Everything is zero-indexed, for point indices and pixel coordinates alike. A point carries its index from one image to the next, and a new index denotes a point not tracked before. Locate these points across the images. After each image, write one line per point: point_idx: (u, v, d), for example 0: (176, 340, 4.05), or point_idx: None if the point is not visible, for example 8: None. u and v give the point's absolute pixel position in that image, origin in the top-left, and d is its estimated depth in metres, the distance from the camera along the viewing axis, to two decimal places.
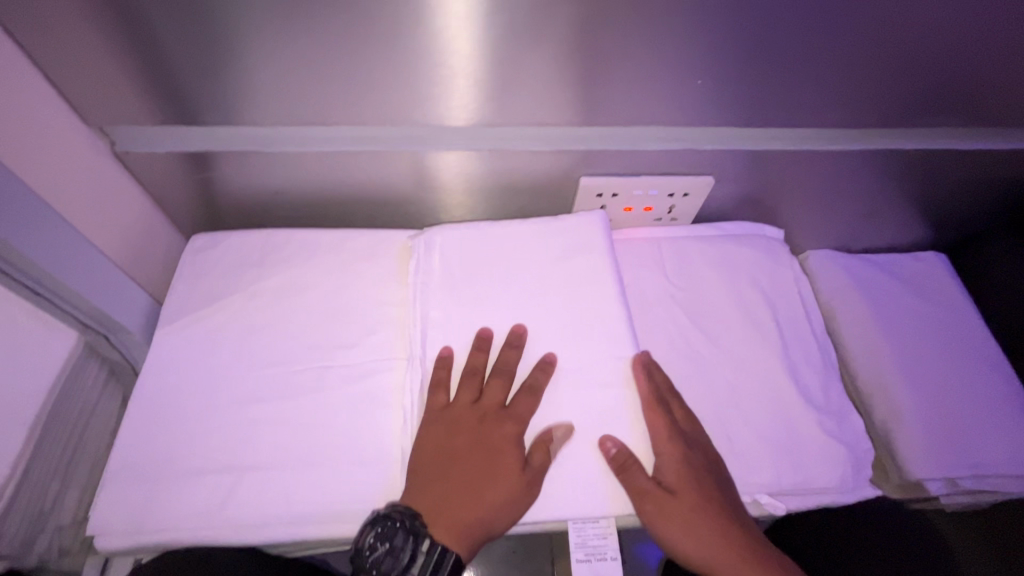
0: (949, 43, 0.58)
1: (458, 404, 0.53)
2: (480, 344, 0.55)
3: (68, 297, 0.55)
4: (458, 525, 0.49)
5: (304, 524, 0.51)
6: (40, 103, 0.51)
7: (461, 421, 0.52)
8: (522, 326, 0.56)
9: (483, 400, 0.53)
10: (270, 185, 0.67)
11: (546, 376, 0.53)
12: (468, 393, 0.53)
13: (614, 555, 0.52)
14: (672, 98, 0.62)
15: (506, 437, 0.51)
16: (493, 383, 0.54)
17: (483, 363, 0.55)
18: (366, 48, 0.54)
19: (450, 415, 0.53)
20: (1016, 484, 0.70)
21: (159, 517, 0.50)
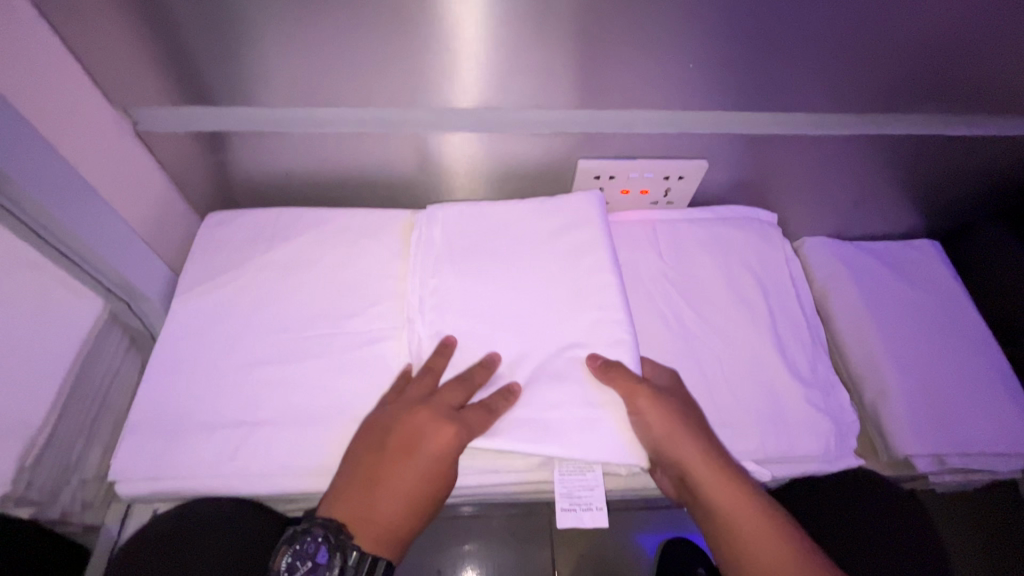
0: (934, 29, 0.60)
1: (403, 400, 0.54)
2: (442, 350, 0.56)
3: (93, 264, 0.59)
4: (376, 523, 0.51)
5: (310, 476, 0.54)
6: (69, 82, 0.55)
7: (398, 419, 0.53)
8: (496, 355, 0.56)
9: (435, 398, 0.53)
10: (281, 165, 0.71)
11: (507, 403, 0.53)
12: (419, 391, 0.54)
13: (599, 506, 0.54)
14: (666, 82, 0.64)
15: (441, 438, 0.51)
16: (447, 387, 0.54)
17: (444, 368, 0.55)
18: (375, 32, 0.57)
19: (394, 410, 0.54)
20: (1002, 463, 0.72)
21: (174, 466, 0.54)
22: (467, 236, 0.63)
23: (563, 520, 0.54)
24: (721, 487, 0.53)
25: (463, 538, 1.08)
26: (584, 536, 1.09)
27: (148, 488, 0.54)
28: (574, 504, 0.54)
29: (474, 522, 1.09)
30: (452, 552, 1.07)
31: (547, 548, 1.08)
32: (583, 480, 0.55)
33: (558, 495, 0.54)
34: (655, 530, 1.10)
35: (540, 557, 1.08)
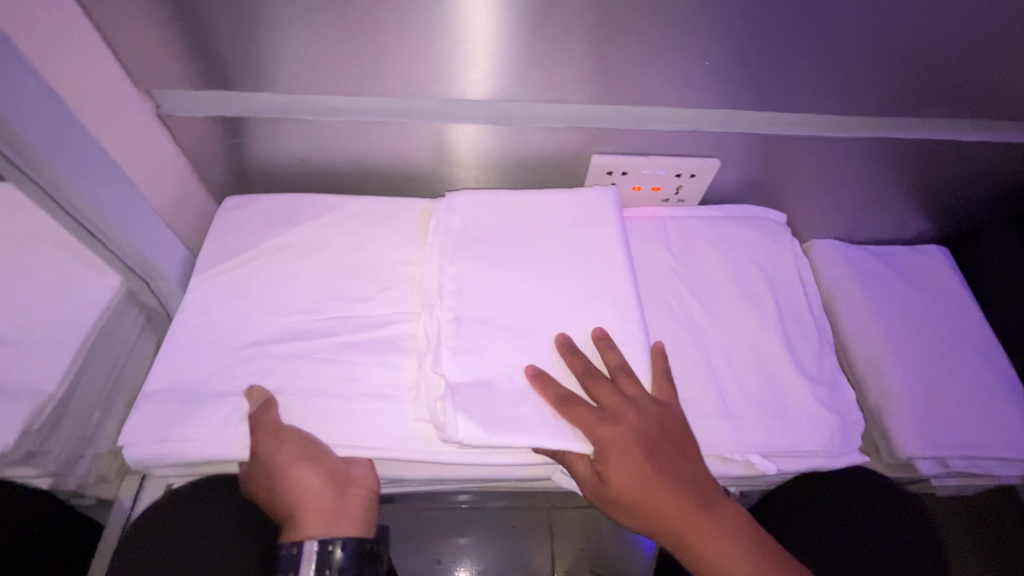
0: (948, 35, 0.61)
1: (259, 477, 0.54)
2: (252, 422, 0.54)
3: (118, 243, 0.61)
4: (340, 523, 0.53)
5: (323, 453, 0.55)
6: (98, 63, 0.56)
7: (271, 483, 0.53)
8: (256, 388, 0.56)
9: (259, 457, 0.53)
10: (298, 152, 0.72)
11: (267, 410, 0.54)
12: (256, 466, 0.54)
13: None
14: (682, 79, 0.65)
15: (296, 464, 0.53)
16: (256, 441, 0.53)
17: (254, 431, 0.53)
18: (395, 21, 0.58)
19: (268, 482, 0.53)
20: (1005, 467, 0.73)
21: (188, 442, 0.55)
22: (480, 225, 0.65)
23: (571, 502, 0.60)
24: (698, 527, 0.52)
25: (462, 529, 1.09)
26: (583, 531, 1.10)
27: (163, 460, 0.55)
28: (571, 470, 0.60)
29: (473, 514, 1.10)
30: (449, 543, 1.08)
31: (545, 543, 1.09)
32: None
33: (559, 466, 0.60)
34: None
35: (538, 552, 1.08)
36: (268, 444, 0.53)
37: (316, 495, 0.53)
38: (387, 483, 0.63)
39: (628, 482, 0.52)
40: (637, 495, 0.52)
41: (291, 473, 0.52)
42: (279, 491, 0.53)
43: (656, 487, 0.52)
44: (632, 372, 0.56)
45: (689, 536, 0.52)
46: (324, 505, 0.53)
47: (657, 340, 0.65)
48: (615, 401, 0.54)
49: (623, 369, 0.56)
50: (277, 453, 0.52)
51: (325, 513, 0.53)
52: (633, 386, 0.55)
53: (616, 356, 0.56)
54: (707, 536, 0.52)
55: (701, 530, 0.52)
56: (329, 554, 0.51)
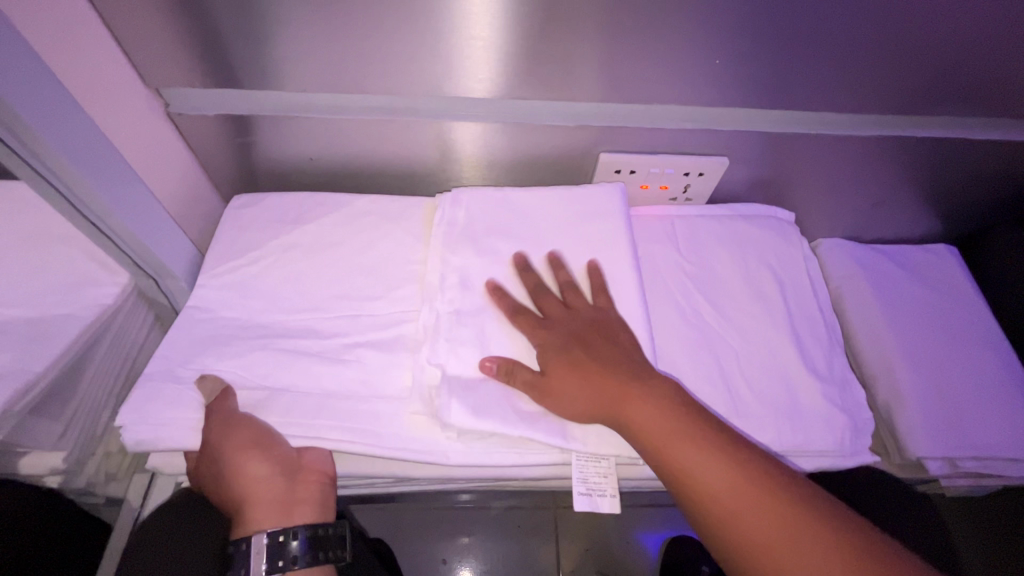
0: (960, 33, 0.60)
1: (206, 469, 0.53)
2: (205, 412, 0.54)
3: (130, 243, 0.61)
4: (291, 510, 0.53)
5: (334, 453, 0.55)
6: (107, 61, 0.56)
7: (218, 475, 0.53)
8: (205, 380, 0.56)
9: (207, 447, 0.53)
10: (306, 150, 0.72)
11: (218, 400, 0.54)
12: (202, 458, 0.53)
13: (611, 493, 0.56)
14: (691, 77, 0.65)
15: (244, 452, 0.52)
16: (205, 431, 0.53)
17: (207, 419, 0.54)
18: (404, 20, 0.57)
19: (216, 474, 0.53)
20: (1016, 468, 0.72)
21: None
22: (488, 223, 0.64)
23: (578, 503, 0.55)
24: (636, 399, 0.51)
25: (466, 528, 1.09)
26: (587, 532, 1.10)
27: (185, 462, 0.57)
28: (588, 490, 0.56)
29: (477, 513, 1.10)
30: (454, 542, 1.08)
31: (550, 543, 1.09)
32: (598, 469, 0.56)
33: (576, 483, 0.55)
34: (659, 528, 1.10)
35: (543, 550, 1.08)
36: (216, 436, 0.52)
37: (264, 486, 0.53)
38: (395, 482, 0.63)
39: (563, 379, 0.53)
40: (577, 392, 0.52)
41: (240, 461, 0.52)
42: (227, 485, 0.53)
43: (588, 375, 0.53)
44: (578, 285, 0.60)
45: (629, 415, 0.51)
46: (275, 494, 0.53)
47: (665, 338, 0.65)
48: (558, 311, 0.58)
49: (573, 286, 0.59)
50: (223, 448, 0.52)
51: (276, 503, 0.53)
52: (578, 299, 0.58)
53: (566, 273, 0.60)
54: (645, 409, 0.51)
55: (634, 399, 0.51)
56: (283, 546, 0.51)
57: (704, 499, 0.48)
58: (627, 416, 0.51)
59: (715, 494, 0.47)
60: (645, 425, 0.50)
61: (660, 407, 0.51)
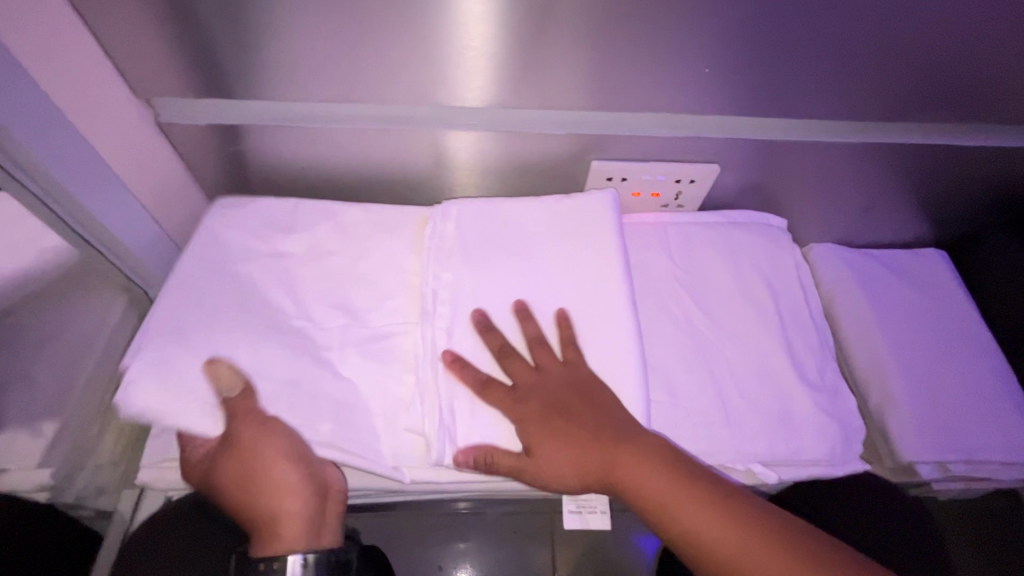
0: (946, 41, 0.61)
1: (227, 469, 0.54)
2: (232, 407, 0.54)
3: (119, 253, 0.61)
4: (308, 523, 0.55)
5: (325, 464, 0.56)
6: (95, 71, 0.56)
7: (245, 474, 0.54)
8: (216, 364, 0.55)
9: (236, 445, 0.54)
10: (297, 159, 0.71)
11: (245, 400, 0.54)
12: (231, 462, 0.54)
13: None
14: (681, 85, 0.65)
15: (277, 458, 0.54)
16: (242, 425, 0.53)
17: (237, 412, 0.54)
18: (393, 29, 0.57)
19: (240, 474, 0.54)
20: (1006, 471, 0.73)
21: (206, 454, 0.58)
22: (480, 232, 0.64)
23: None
24: (633, 468, 0.53)
25: (463, 536, 1.09)
26: (583, 537, 1.10)
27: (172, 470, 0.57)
28: None
29: (473, 520, 1.10)
30: (451, 550, 1.07)
31: (546, 549, 1.09)
32: None
33: (567, 501, 0.59)
34: (656, 533, 1.10)
35: (540, 557, 1.08)
36: (249, 437, 0.53)
37: (293, 506, 0.55)
38: (388, 493, 0.63)
39: (555, 448, 0.54)
40: (564, 460, 0.54)
41: (272, 466, 0.54)
42: (252, 488, 0.54)
43: (575, 441, 0.54)
44: (545, 342, 0.58)
45: (626, 479, 0.53)
46: (298, 504, 0.55)
47: (657, 346, 0.65)
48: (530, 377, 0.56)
49: (541, 340, 0.58)
50: (257, 449, 0.53)
51: (296, 513, 0.55)
52: (547, 357, 0.57)
53: (534, 326, 0.59)
54: (642, 474, 0.53)
55: (625, 463, 0.53)
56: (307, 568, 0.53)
57: (704, 559, 0.51)
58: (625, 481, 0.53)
59: (712, 556, 0.50)
60: (643, 490, 0.52)
61: (656, 472, 0.52)
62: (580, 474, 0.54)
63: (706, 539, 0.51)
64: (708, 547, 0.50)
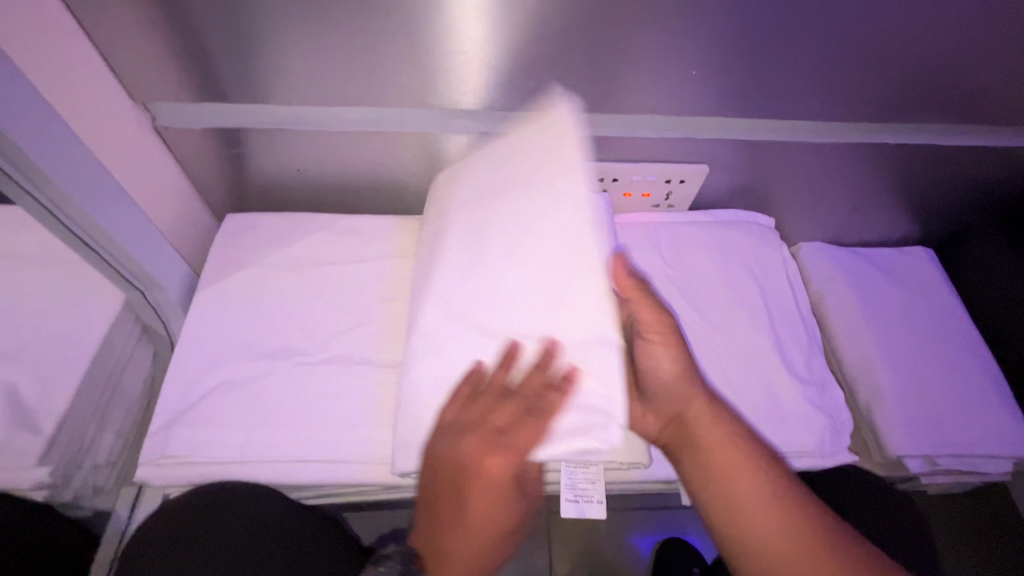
0: (927, 43, 0.62)
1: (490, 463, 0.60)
2: (505, 359, 0.59)
3: (117, 255, 0.62)
4: (484, 526, 0.61)
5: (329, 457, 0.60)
6: (92, 76, 0.57)
7: (473, 455, 0.59)
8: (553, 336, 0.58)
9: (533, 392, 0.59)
10: (293, 162, 0.72)
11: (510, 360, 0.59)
12: (502, 416, 0.60)
13: (599, 498, 0.59)
14: (670, 87, 0.66)
15: (500, 462, 0.60)
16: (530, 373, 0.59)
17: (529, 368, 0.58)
18: (388, 33, 0.59)
19: (476, 465, 0.59)
20: (993, 464, 0.74)
21: (204, 452, 0.58)
22: (474, 232, 0.66)
23: (567, 510, 0.60)
24: (713, 430, 0.60)
25: None
26: (580, 536, 1.10)
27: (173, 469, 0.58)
28: (576, 496, 0.60)
29: None
30: None
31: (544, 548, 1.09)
32: (585, 475, 0.60)
33: (564, 490, 0.59)
34: (652, 531, 1.11)
35: (538, 556, 1.08)
36: (489, 415, 0.60)
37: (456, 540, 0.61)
38: (384, 490, 0.64)
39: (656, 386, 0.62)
40: (670, 366, 0.61)
41: (491, 462, 0.60)
42: (463, 478, 0.60)
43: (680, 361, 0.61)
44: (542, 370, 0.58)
45: (706, 442, 0.60)
46: (495, 499, 0.61)
47: None
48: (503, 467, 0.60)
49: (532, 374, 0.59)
50: (476, 434, 0.59)
51: (492, 503, 0.61)
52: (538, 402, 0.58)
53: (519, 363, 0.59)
54: (720, 440, 0.59)
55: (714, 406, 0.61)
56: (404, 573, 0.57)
57: (740, 527, 0.56)
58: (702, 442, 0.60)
59: (743, 526, 0.56)
60: (718, 458, 0.59)
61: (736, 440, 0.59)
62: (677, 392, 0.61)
63: (744, 497, 0.57)
64: (739, 507, 0.57)
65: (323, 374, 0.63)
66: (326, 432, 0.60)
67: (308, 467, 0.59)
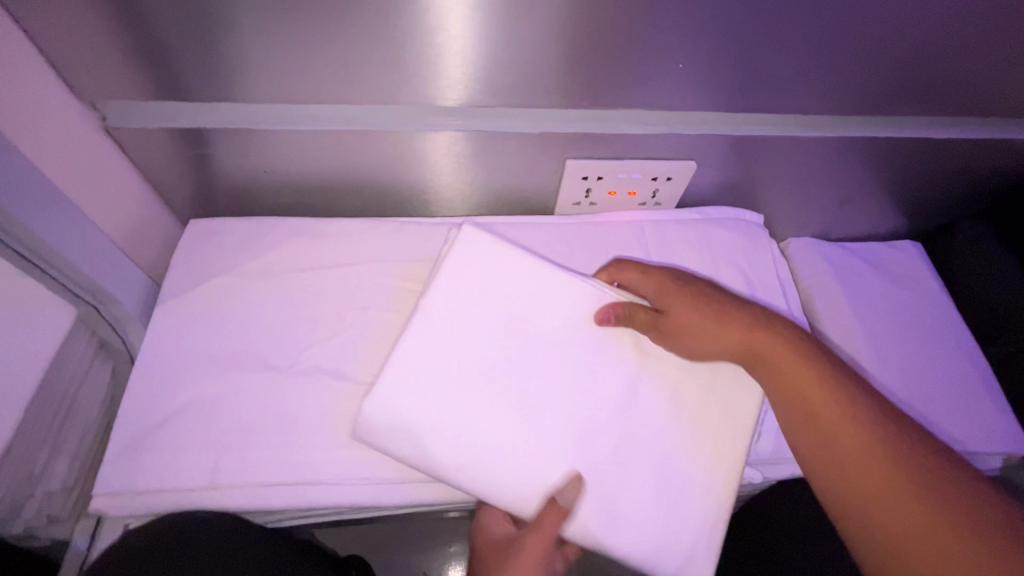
0: (919, 35, 0.60)
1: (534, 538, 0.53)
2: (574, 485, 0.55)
3: (67, 270, 0.58)
4: None
5: (302, 481, 0.56)
6: (30, 74, 0.52)
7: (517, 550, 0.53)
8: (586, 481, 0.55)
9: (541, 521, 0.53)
10: (260, 164, 0.68)
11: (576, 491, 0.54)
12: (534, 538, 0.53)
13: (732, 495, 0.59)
14: (655, 82, 0.63)
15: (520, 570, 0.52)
16: (547, 523, 0.53)
17: (553, 519, 0.53)
18: (357, 25, 0.55)
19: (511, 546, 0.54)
20: (984, 460, 0.73)
21: (166, 478, 0.55)
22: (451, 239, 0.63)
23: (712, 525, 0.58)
24: (804, 380, 0.52)
25: (451, 539, 1.07)
26: None
27: (133, 496, 0.55)
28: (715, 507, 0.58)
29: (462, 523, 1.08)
30: (438, 557, 1.05)
31: None
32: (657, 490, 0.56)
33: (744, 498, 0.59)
34: None
35: None
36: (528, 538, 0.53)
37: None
38: (364, 509, 0.61)
39: (716, 345, 0.56)
40: (701, 326, 0.57)
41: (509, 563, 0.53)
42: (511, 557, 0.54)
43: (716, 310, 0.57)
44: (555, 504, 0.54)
45: (794, 391, 0.52)
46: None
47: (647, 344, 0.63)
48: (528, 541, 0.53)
49: (547, 507, 0.54)
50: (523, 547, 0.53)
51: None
52: (551, 522, 0.53)
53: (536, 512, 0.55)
54: (810, 382, 0.52)
55: (771, 344, 0.54)
56: None
57: (862, 508, 0.47)
58: (791, 384, 0.52)
59: (851, 488, 0.47)
60: (812, 405, 0.51)
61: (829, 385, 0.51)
62: (730, 346, 0.56)
63: (859, 474, 0.47)
64: (856, 481, 0.47)
65: (295, 391, 0.60)
66: (300, 452, 0.57)
67: (281, 490, 0.56)
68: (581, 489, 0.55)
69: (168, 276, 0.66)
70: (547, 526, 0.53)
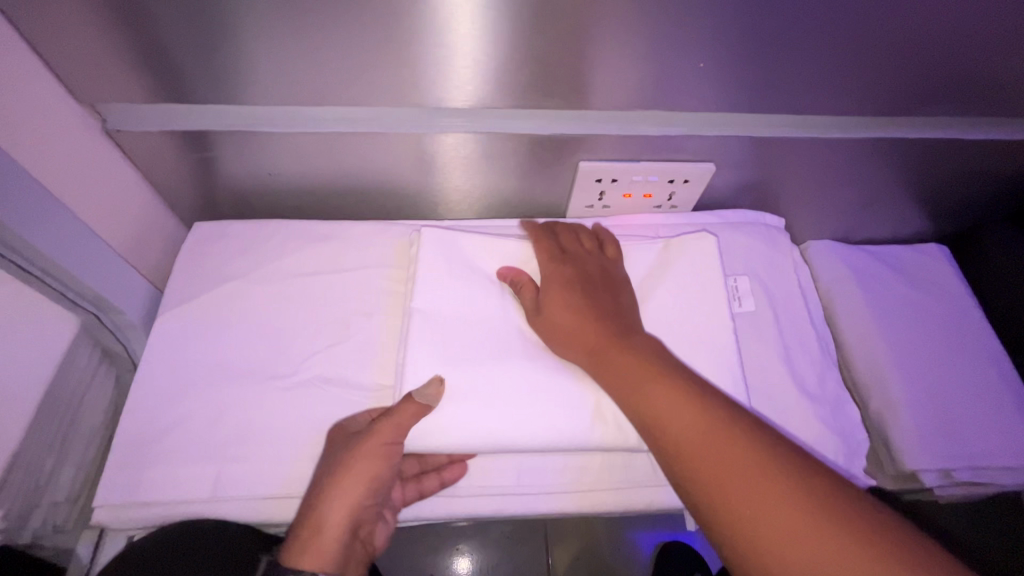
0: (958, 33, 0.56)
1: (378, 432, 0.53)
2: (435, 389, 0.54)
3: (68, 280, 0.57)
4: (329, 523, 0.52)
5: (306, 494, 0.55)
6: (24, 78, 0.50)
7: (366, 444, 0.53)
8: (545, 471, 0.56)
9: (393, 412, 0.53)
10: (264, 167, 0.67)
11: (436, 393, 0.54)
12: (388, 430, 0.53)
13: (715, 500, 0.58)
14: (673, 81, 0.60)
15: (369, 465, 0.53)
16: (399, 419, 0.53)
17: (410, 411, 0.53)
18: (362, 25, 0.52)
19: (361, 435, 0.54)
20: (1011, 476, 0.70)
21: (169, 490, 0.54)
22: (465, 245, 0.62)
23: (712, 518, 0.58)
24: (664, 398, 0.49)
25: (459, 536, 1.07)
26: (580, 537, 1.08)
27: (136, 507, 0.54)
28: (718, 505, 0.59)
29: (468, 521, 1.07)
30: (445, 554, 1.05)
31: (541, 553, 1.06)
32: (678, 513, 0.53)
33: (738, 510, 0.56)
34: (653, 529, 1.09)
35: (536, 557, 1.06)
36: (380, 425, 0.53)
37: (341, 514, 0.52)
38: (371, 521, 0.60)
39: (569, 343, 0.56)
40: (563, 315, 0.57)
41: (358, 457, 0.53)
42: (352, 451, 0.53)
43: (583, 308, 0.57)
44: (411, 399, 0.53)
45: (647, 403, 0.50)
46: (342, 511, 0.52)
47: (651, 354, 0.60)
48: (382, 436, 0.53)
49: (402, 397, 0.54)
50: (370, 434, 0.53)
51: (348, 500, 0.53)
52: (404, 415, 0.53)
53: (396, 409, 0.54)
54: (664, 398, 0.49)
55: (618, 349, 0.53)
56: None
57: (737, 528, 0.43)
58: (648, 403, 0.50)
59: (745, 519, 0.43)
60: (667, 419, 0.48)
61: (693, 406, 0.48)
62: (585, 349, 0.55)
63: (736, 503, 0.43)
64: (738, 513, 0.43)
65: (298, 402, 0.58)
66: (303, 466, 0.56)
67: (284, 503, 0.55)
68: (440, 391, 0.55)
69: (171, 284, 0.65)
70: (402, 419, 0.53)
